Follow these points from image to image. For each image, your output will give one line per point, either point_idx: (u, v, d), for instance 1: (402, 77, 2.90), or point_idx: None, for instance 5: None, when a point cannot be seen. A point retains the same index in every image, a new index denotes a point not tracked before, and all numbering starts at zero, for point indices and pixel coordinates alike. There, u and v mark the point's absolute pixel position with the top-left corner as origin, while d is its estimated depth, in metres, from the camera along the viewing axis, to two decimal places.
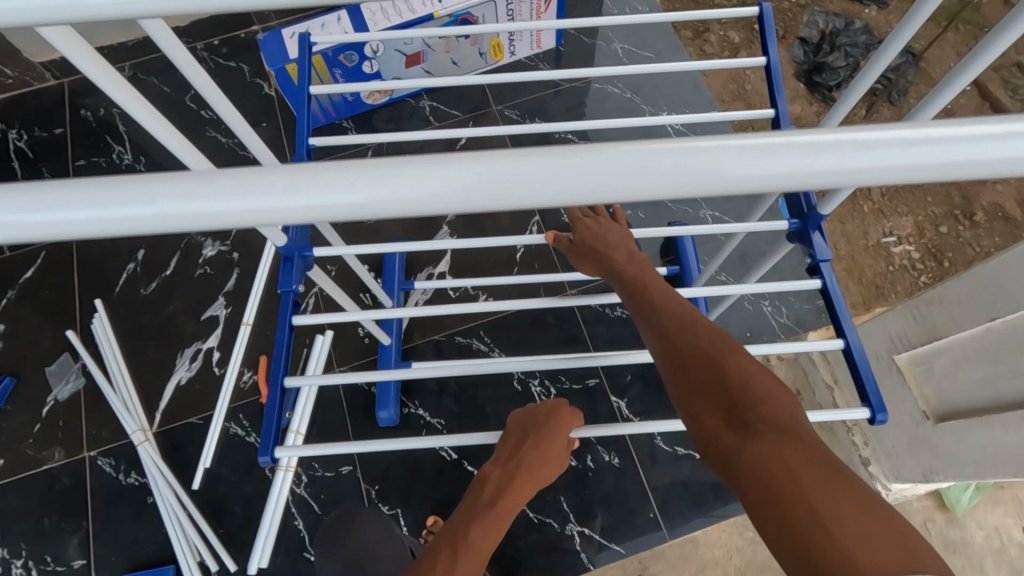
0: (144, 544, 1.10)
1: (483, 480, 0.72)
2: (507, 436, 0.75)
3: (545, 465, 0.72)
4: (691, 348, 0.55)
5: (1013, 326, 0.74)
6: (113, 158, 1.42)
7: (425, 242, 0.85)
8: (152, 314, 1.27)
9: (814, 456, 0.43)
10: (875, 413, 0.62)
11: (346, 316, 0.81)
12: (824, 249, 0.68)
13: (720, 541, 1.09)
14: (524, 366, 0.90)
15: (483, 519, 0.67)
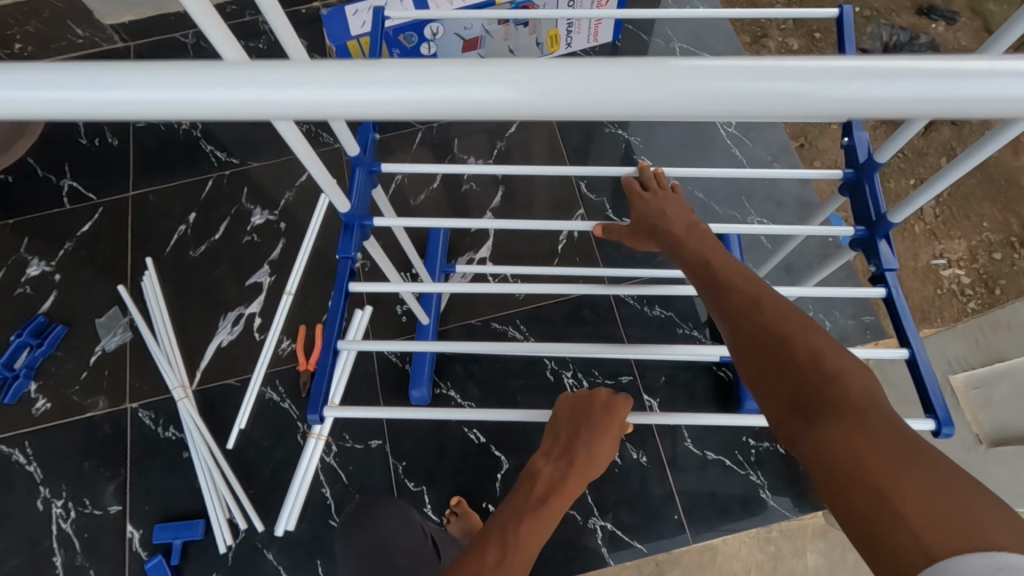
0: (176, 497, 1.13)
1: (533, 475, 0.72)
2: (554, 426, 0.75)
3: (595, 461, 0.73)
4: (755, 329, 0.54)
5: None
6: (172, 123, 1.46)
7: (472, 221, 0.84)
8: (200, 276, 1.30)
9: (885, 441, 0.42)
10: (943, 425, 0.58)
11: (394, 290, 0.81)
12: (890, 259, 0.66)
13: (741, 554, 1.08)
14: (562, 354, 0.90)
15: (522, 521, 0.65)
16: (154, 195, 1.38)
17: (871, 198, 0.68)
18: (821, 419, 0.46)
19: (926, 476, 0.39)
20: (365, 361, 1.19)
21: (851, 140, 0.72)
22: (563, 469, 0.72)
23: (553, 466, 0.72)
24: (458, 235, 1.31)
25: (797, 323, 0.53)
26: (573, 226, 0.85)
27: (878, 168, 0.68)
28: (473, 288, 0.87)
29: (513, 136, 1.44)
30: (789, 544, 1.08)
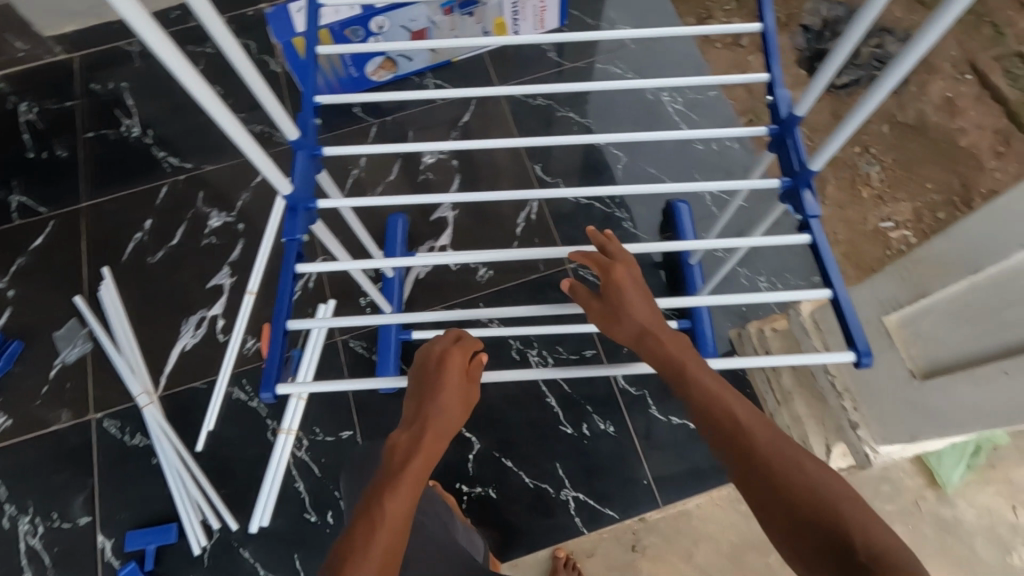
0: (148, 503, 1.12)
1: (393, 448, 0.71)
2: (414, 390, 0.75)
3: (446, 413, 0.72)
4: (766, 480, 0.58)
5: (1002, 276, 0.63)
6: (121, 131, 1.44)
7: (420, 199, 0.86)
8: (159, 282, 1.29)
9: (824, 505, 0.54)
10: (860, 353, 0.61)
11: (344, 268, 0.83)
12: (814, 206, 0.69)
13: (717, 516, 1.11)
14: (517, 322, 0.89)
15: (385, 509, 0.63)
16: (107, 204, 1.37)
17: (793, 151, 0.71)
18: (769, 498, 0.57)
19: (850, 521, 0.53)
20: (331, 356, 1.21)
21: (775, 98, 0.74)
22: (420, 437, 0.71)
23: (407, 433, 0.72)
24: (418, 224, 1.32)
25: (765, 442, 0.60)
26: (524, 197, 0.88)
27: (799, 123, 0.71)
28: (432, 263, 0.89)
29: (468, 124, 1.46)
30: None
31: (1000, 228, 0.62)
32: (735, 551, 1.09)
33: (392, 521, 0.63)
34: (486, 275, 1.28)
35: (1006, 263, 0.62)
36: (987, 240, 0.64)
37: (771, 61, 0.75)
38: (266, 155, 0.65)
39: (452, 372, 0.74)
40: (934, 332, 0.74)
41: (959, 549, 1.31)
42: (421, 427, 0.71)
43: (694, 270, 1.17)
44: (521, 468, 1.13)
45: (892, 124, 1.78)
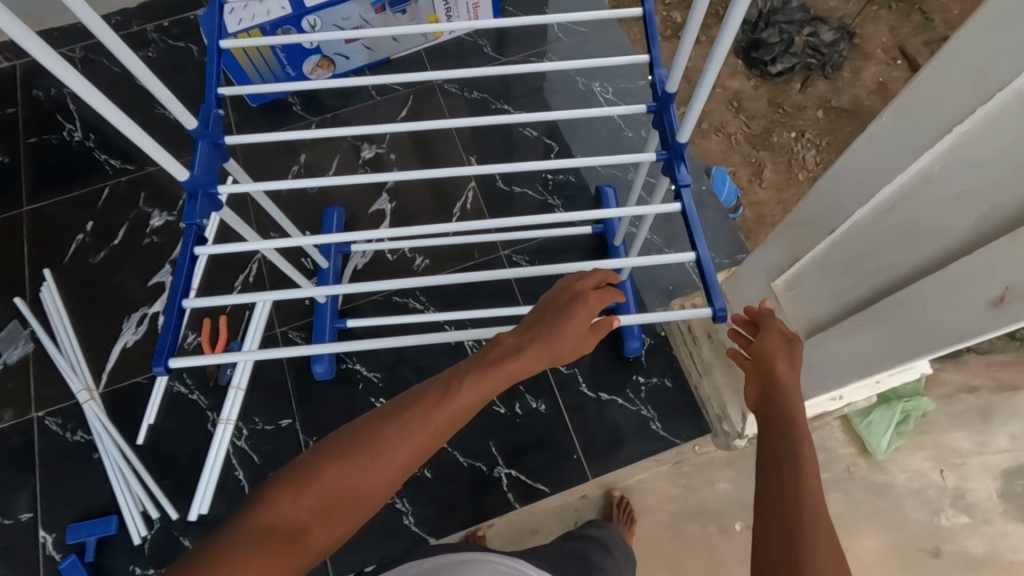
0: (90, 497, 1.13)
1: (494, 343, 0.73)
2: (542, 308, 0.75)
3: (557, 339, 0.71)
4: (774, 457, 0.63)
5: (850, 236, 0.69)
6: (64, 136, 1.46)
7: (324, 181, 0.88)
8: (101, 282, 1.31)
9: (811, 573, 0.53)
10: (717, 310, 0.65)
11: (257, 249, 0.90)
12: (686, 176, 0.74)
13: (656, 490, 1.16)
14: (444, 288, 0.98)
15: (451, 399, 0.66)
16: (48, 208, 1.38)
17: (669, 126, 0.76)
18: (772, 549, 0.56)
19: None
20: (271, 346, 1.24)
21: (654, 77, 0.79)
22: (524, 344, 0.72)
23: (514, 338, 0.73)
24: (357, 216, 1.35)
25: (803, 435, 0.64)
26: (432, 176, 0.91)
27: (673, 99, 0.76)
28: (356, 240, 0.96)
29: (406, 120, 1.51)
30: (700, 475, 1.16)
31: (847, 188, 0.67)
32: (672, 520, 1.14)
33: (446, 414, 0.66)
34: (422, 264, 1.31)
35: (856, 218, 0.68)
36: (839, 201, 0.69)
37: (652, 43, 0.80)
38: (158, 145, 0.68)
39: (582, 314, 0.72)
40: (810, 291, 0.80)
41: (888, 513, 1.35)
42: (528, 341, 0.71)
43: (619, 250, 1.24)
44: (456, 448, 1.16)
45: (826, 109, 1.84)
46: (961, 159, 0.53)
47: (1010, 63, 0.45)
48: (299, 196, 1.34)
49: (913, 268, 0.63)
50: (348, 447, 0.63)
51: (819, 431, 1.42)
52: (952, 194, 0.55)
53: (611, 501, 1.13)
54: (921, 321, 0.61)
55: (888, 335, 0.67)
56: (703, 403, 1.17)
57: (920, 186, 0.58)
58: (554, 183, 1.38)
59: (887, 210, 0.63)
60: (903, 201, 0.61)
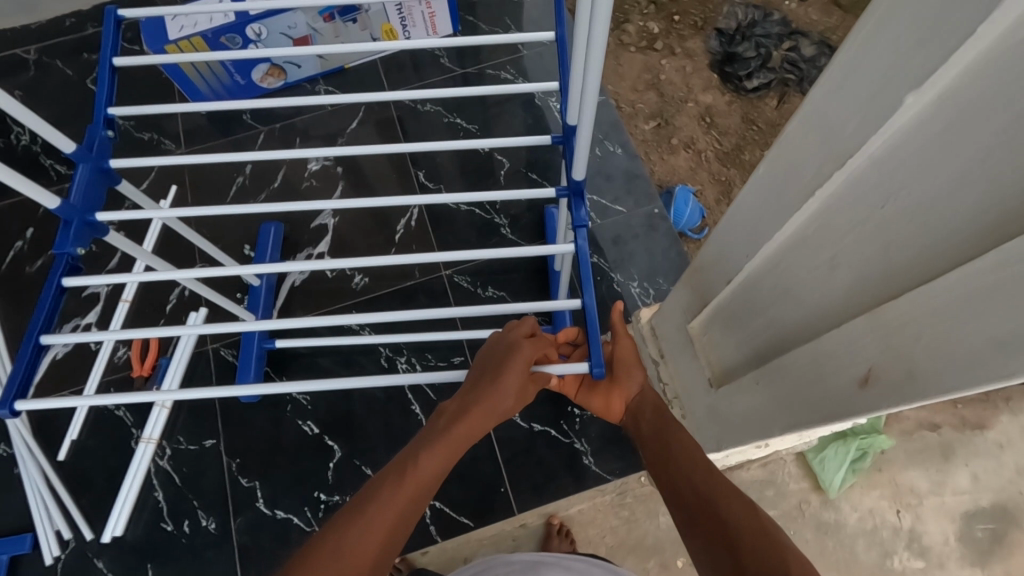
0: (6, 514, 1.11)
1: (440, 414, 0.73)
2: (477, 366, 0.76)
3: (499, 396, 0.70)
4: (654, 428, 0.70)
5: (756, 281, 0.68)
6: (10, 139, 1.45)
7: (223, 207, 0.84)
8: (37, 291, 1.29)
9: (734, 514, 0.55)
10: (594, 365, 0.61)
11: (171, 279, 0.88)
12: (583, 216, 0.69)
13: (595, 521, 1.11)
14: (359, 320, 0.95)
15: (412, 471, 0.66)
16: None
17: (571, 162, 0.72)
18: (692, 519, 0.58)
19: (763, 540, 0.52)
20: (202, 362, 1.21)
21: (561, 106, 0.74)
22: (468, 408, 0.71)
23: (457, 404, 0.73)
24: (297, 230, 1.32)
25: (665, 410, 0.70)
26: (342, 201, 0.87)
27: (575, 132, 0.71)
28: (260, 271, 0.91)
29: (357, 131, 1.48)
30: (642, 507, 1.12)
31: (757, 224, 0.64)
32: (610, 554, 1.10)
33: (413, 485, 0.65)
34: (361, 282, 1.28)
35: (761, 259, 0.66)
36: (752, 236, 0.66)
37: (562, 68, 0.75)
38: (19, 175, 0.65)
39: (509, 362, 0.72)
40: (724, 333, 0.78)
41: (838, 553, 1.30)
42: (471, 404, 0.71)
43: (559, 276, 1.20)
44: None
45: None
46: (847, 204, 0.51)
47: (884, 106, 0.43)
48: (229, 221, 1.30)
49: (813, 312, 0.61)
50: (310, 554, 0.59)
51: (771, 464, 1.37)
52: (843, 237, 0.53)
53: (550, 530, 1.09)
54: (832, 358, 0.58)
55: (800, 377, 0.64)
56: None
57: (817, 228, 0.56)
58: (501, 202, 1.33)
59: (789, 251, 0.61)
60: (802, 244, 0.59)
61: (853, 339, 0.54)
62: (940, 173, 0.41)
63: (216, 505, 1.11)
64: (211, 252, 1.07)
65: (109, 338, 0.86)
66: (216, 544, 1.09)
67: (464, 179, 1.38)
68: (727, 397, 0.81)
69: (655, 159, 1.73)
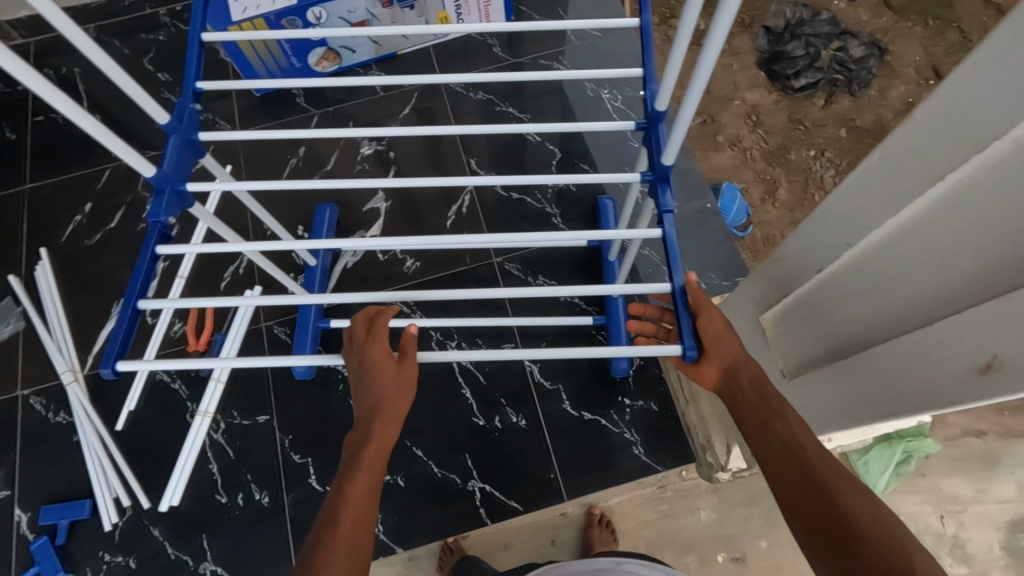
0: (65, 480, 1.14)
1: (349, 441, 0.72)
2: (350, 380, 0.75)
3: (392, 400, 0.72)
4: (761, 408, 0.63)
5: (841, 277, 0.68)
6: (69, 115, 1.47)
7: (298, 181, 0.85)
8: (94, 264, 1.32)
9: (856, 516, 0.55)
10: (688, 348, 0.65)
11: (240, 250, 0.89)
12: (669, 201, 0.69)
13: (633, 513, 1.13)
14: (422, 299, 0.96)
15: (344, 500, 0.66)
16: (49, 187, 1.39)
17: (656, 146, 0.72)
18: (810, 515, 0.57)
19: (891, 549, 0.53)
20: (256, 339, 1.23)
21: (646, 93, 0.74)
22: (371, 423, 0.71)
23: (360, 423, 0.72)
24: (349, 213, 1.33)
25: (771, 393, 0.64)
26: (413, 183, 0.88)
27: (662, 118, 0.71)
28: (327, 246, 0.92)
29: (409, 117, 1.48)
30: (681, 503, 1.13)
31: (831, 238, 0.68)
32: (649, 547, 1.11)
33: (354, 512, 0.65)
34: (413, 267, 1.29)
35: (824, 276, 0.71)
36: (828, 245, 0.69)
37: (647, 58, 0.76)
38: (121, 141, 0.66)
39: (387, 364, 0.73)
40: (798, 329, 0.79)
41: None
42: (378, 416, 0.71)
43: (612, 266, 1.20)
44: (430, 457, 1.13)
45: (848, 128, 1.77)
46: (919, 228, 0.56)
47: (968, 139, 0.48)
48: (286, 199, 1.32)
49: (873, 328, 0.66)
50: None
51: None
52: (911, 259, 0.58)
53: (590, 520, 1.10)
54: (904, 369, 0.61)
55: (887, 373, 0.63)
56: (690, 432, 1.13)
57: (885, 250, 0.61)
58: (553, 192, 1.34)
59: (853, 271, 0.66)
60: (867, 264, 0.64)
61: (955, 335, 0.53)
62: (1003, 210, 0.47)
63: (269, 480, 1.13)
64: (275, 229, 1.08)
65: (179, 307, 0.87)
66: (268, 518, 1.11)
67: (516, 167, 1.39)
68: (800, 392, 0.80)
69: (699, 155, 1.73)
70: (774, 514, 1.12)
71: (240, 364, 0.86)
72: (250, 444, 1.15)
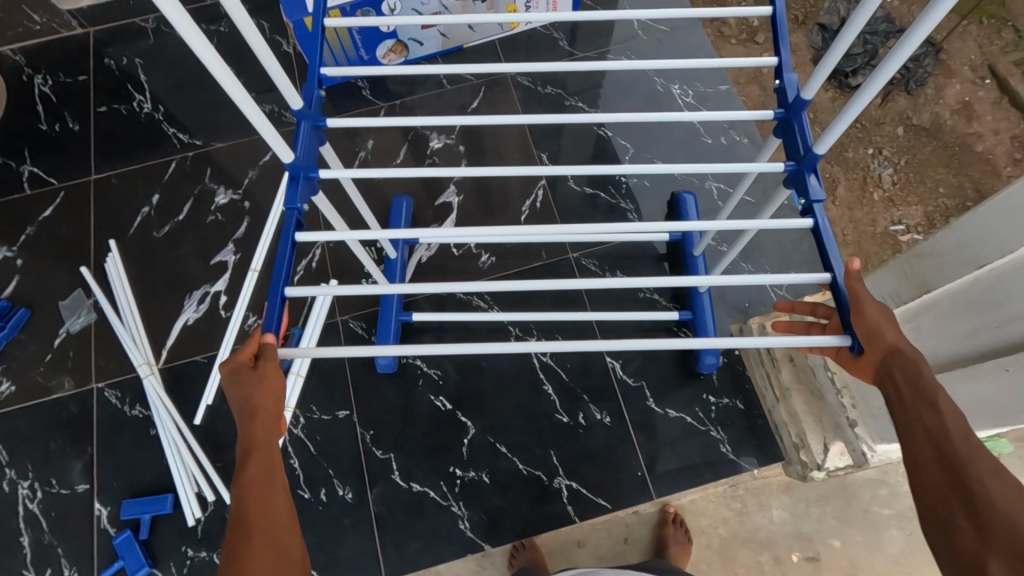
0: (144, 473, 1.13)
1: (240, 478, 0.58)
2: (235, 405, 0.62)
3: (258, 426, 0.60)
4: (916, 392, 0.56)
5: (1005, 274, 0.62)
6: (133, 106, 1.45)
7: (414, 170, 0.84)
8: (164, 256, 1.30)
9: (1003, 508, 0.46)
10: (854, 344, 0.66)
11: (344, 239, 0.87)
12: (818, 191, 0.70)
13: (709, 511, 1.12)
14: (518, 288, 0.94)
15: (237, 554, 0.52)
16: (116, 178, 1.38)
17: (799, 136, 0.72)
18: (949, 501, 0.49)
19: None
20: (331, 332, 1.22)
21: (782, 82, 0.75)
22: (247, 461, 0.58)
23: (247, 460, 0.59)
24: (422, 209, 1.33)
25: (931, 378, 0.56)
26: (525, 177, 0.88)
27: (805, 107, 0.72)
28: (432, 236, 0.90)
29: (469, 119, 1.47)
30: (754, 500, 1.12)
31: (955, 254, 0.68)
32: (724, 545, 1.11)
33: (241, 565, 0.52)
34: (488, 262, 1.28)
35: (938, 292, 0.71)
36: (951, 257, 0.69)
37: (780, 45, 0.75)
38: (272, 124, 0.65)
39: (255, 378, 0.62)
40: (934, 328, 0.73)
41: None
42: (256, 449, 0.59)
43: (697, 261, 1.19)
44: (515, 454, 1.13)
45: (905, 126, 1.76)
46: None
47: None
48: (364, 185, 1.33)
49: (995, 344, 0.66)
50: None
51: None
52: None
53: (665, 517, 1.09)
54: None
55: None
56: (777, 429, 1.13)
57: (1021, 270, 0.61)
58: (626, 188, 1.34)
59: (977, 288, 0.66)
60: (993, 282, 0.64)
61: None
62: None
63: (351, 475, 1.12)
64: (367, 218, 1.07)
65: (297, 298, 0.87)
66: (353, 513, 1.10)
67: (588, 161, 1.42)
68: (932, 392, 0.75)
69: None
70: (851, 512, 1.11)
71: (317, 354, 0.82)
72: (332, 440, 1.14)
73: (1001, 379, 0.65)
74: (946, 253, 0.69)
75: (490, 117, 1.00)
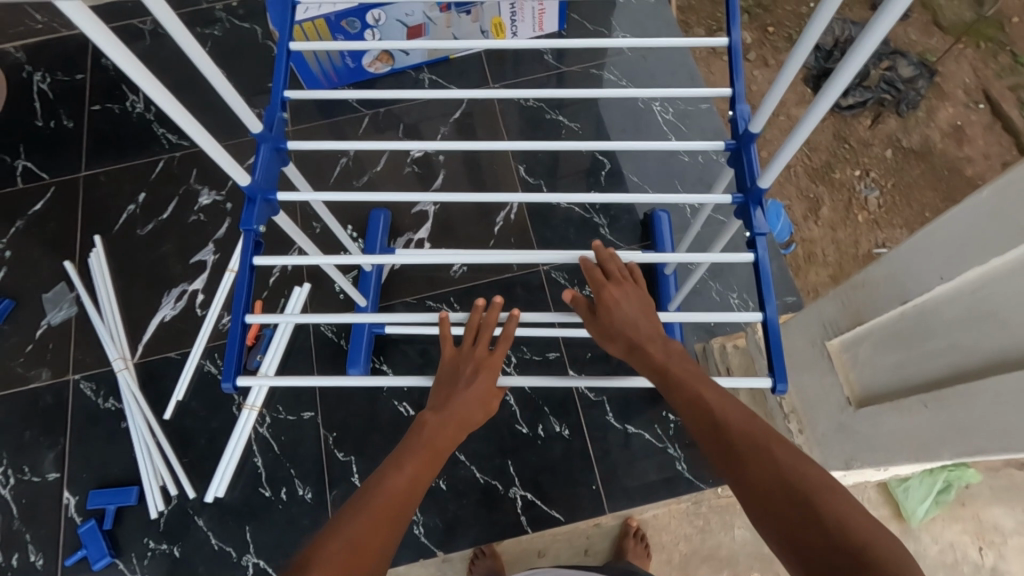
0: (113, 465, 1.17)
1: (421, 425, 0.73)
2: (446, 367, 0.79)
3: (467, 404, 0.75)
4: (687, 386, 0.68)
5: (922, 311, 0.66)
6: (125, 106, 1.49)
7: (391, 197, 0.92)
8: (146, 253, 1.34)
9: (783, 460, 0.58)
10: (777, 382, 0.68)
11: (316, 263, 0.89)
12: (762, 224, 0.71)
13: (669, 527, 1.13)
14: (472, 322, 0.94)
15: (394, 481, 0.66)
16: (104, 175, 1.41)
17: (748, 167, 0.73)
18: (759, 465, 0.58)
19: (871, 536, 0.50)
20: (301, 335, 1.24)
21: (735, 113, 0.76)
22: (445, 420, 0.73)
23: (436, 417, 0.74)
24: (399, 215, 1.36)
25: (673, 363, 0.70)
26: (495, 203, 0.94)
27: (754, 140, 0.73)
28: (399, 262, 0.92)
29: (448, 132, 1.50)
30: (715, 518, 1.12)
31: (886, 289, 0.70)
32: (682, 561, 1.11)
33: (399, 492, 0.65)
34: (460, 271, 1.29)
35: (871, 325, 0.73)
36: (880, 292, 0.71)
37: (735, 76, 0.77)
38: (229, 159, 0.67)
39: (471, 367, 0.78)
40: (868, 358, 0.76)
41: None
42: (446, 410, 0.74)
43: (668, 280, 1.21)
44: (474, 463, 1.15)
45: (895, 148, 1.74)
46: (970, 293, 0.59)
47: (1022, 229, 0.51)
48: None
49: (921, 379, 0.68)
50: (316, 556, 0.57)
51: None
52: (964, 319, 0.60)
53: (625, 531, 1.10)
54: (950, 421, 0.63)
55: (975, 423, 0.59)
56: None
57: (935, 307, 0.64)
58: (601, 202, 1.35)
59: (903, 322, 0.69)
60: (918, 317, 0.67)
61: None
62: None
63: (313, 477, 1.14)
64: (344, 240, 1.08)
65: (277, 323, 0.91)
66: (312, 513, 1.12)
67: (567, 177, 1.43)
68: (871, 420, 0.76)
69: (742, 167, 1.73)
70: None
71: (275, 382, 0.83)
72: (296, 441, 1.17)
73: (923, 414, 0.67)
74: (876, 288, 0.71)
75: (482, 145, 1.01)
